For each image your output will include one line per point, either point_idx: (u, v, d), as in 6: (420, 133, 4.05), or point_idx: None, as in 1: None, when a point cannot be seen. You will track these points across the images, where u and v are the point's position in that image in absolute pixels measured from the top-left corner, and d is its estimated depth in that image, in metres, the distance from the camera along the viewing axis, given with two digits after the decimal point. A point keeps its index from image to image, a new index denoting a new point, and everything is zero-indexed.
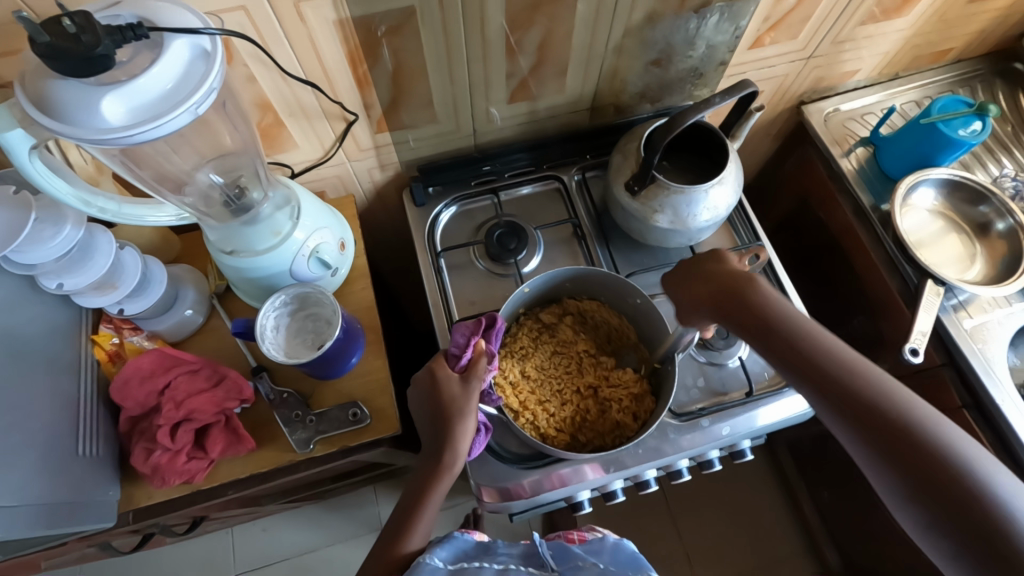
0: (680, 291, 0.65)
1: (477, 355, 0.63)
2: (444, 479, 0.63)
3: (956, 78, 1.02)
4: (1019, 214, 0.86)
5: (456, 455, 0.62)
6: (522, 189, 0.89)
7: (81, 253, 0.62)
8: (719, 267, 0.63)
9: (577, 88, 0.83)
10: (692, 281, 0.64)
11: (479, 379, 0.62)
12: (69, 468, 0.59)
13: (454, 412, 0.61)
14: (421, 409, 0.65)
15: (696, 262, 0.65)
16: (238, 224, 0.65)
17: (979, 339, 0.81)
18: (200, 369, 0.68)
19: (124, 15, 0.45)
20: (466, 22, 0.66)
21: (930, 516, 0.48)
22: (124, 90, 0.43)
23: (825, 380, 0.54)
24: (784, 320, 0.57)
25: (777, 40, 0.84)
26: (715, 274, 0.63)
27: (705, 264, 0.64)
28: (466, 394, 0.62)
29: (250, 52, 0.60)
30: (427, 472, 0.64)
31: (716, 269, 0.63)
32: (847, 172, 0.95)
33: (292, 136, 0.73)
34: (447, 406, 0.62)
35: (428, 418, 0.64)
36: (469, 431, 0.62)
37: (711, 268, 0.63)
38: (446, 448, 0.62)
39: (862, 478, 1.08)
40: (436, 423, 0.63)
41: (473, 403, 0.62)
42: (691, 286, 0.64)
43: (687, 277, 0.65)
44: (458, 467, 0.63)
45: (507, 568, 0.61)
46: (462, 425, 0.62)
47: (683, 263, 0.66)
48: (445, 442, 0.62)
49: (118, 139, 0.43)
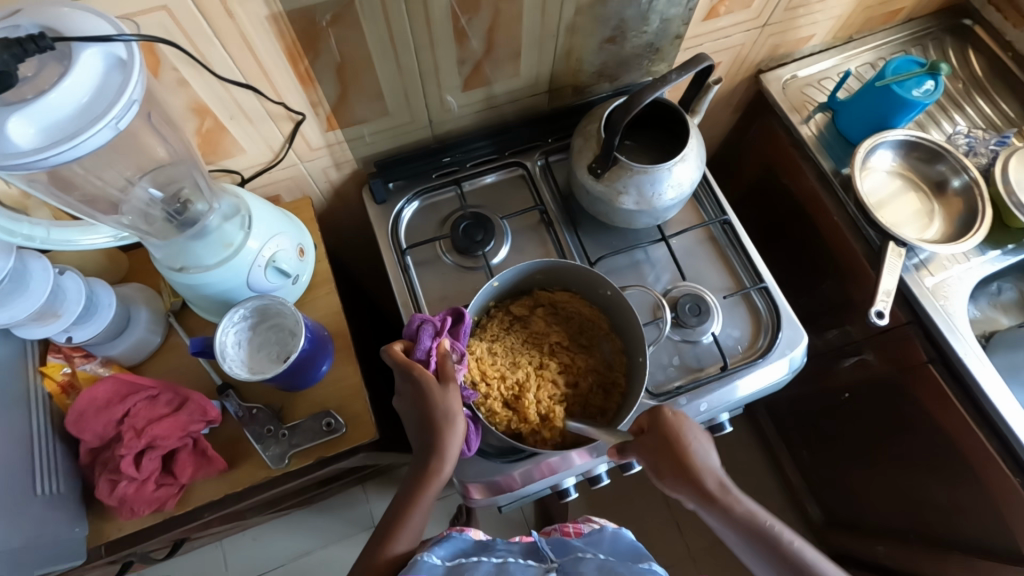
0: (648, 450, 0.60)
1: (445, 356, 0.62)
2: (431, 487, 0.61)
3: (908, 38, 1.02)
4: (973, 170, 0.87)
5: (444, 461, 0.61)
6: (485, 178, 0.87)
7: (15, 283, 0.58)
8: (694, 435, 0.61)
9: (532, 70, 0.80)
10: (666, 447, 0.59)
11: (453, 379, 0.61)
12: (28, 509, 0.56)
13: (442, 419, 0.60)
14: (407, 415, 0.63)
15: (671, 424, 0.60)
16: (183, 239, 0.62)
17: (941, 296, 0.83)
18: (159, 394, 0.65)
19: (24, 25, 0.41)
20: (409, 8, 0.63)
21: None
22: (31, 109, 0.40)
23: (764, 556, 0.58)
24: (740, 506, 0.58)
25: (731, 10, 0.83)
26: (692, 445, 0.60)
27: (679, 430, 0.60)
28: (444, 396, 0.60)
29: (178, 56, 0.56)
30: (414, 479, 0.62)
31: (692, 439, 0.60)
32: (807, 138, 0.95)
33: (236, 141, 0.69)
34: (431, 413, 0.60)
35: (417, 425, 0.62)
36: (458, 436, 0.61)
37: (685, 438, 0.60)
38: (434, 454, 0.61)
39: (839, 435, 1.11)
40: (423, 429, 0.62)
41: (457, 403, 0.60)
42: (669, 454, 0.59)
43: (662, 440, 0.60)
44: (449, 472, 0.62)
45: (506, 561, 0.61)
46: (452, 430, 0.60)
47: (657, 416, 0.61)
48: (434, 448, 0.61)
49: (31, 164, 0.40)
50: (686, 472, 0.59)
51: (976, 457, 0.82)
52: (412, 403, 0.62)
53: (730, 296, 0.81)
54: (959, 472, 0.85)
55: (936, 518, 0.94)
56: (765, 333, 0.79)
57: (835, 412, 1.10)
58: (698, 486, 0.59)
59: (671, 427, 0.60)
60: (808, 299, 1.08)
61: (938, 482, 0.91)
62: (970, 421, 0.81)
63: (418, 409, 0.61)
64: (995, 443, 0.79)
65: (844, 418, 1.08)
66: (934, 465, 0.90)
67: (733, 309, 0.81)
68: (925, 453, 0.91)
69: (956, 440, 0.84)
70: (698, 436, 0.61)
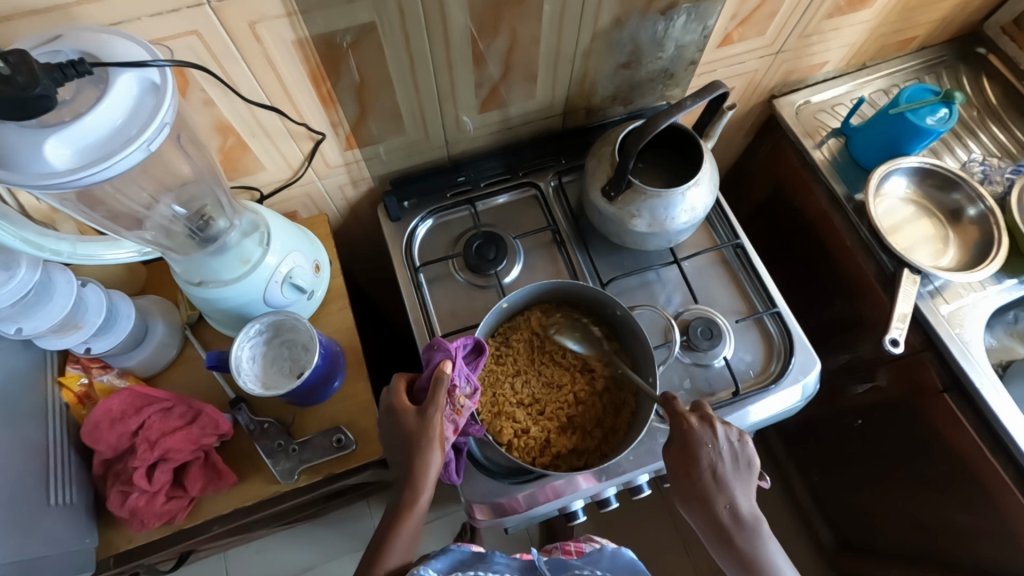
0: (667, 453, 0.61)
1: (437, 381, 0.60)
2: (407, 523, 0.60)
3: (921, 65, 1.03)
4: (989, 199, 0.87)
5: (420, 493, 0.60)
6: (498, 198, 0.88)
7: (39, 295, 0.59)
8: (712, 456, 0.59)
9: (548, 93, 0.82)
10: (679, 455, 0.60)
11: (436, 408, 0.59)
12: (40, 519, 0.57)
13: (420, 444, 0.59)
14: (386, 445, 0.63)
15: (692, 444, 0.59)
16: (204, 255, 0.63)
17: (956, 324, 0.82)
18: (173, 406, 0.66)
19: (64, 50, 0.43)
20: (429, 32, 0.64)
21: None
22: (69, 131, 0.41)
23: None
24: (714, 517, 0.59)
25: (745, 36, 0.84)
26: (707, 468, 0.59)
27: (699, 447, 0.59)
28: (424, 424, 0.59)
29: (205, 78, 0.58)
30: (392, 515, 0.61)
31: (712, 457, 0.59)
32: (820, 163, 0.95)
33: (257, 159, 0.71)
34: (414, 440, 0.59)
35: (397, 454, 0.61)
36: (434, 469, 0.60)
37: (702, 458, 0.59)
38: (409, 487, 0.60)
39: (853, 463, 1.09)
40: (403, 460, 0.60)
41: (435, 432, 0.59)
42: (683, 469, 0.60)
43: (676, 450, 0.60)
44: (425, 505, 0.61)
45: None
46: (430, 456, 0.59)
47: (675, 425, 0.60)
48: (412, 481, 0.60)
49: (65, 184, 0.42)
50: (700, 496, 0.59)
51: (994, 488, 0.80)
52: (390, 428, 0.62)
53: (742, 320, 0.81)
54: (975, 502, 0.84)
55: (953, 549, 0.92)
56: (777, 358, 0.79)
57: (849, 438, 1.08)
58: (710, 513, 0.59)
59: (682, 433, 0.60)
60: (821, 323, 1.08)
61: (955, 513, 0.88)
62: (986, 451, 0.79)
63: (399, 435, 0.61)
64: (1013, 474, 0.77)
65: (858, 445, 1.06)
66: (951, 496, 0.88)
67: (744, 333, 0.81)
68: (940, 482, 0.89)
69: (972, 469, 0.82)
70: (721, 455, 0.59)
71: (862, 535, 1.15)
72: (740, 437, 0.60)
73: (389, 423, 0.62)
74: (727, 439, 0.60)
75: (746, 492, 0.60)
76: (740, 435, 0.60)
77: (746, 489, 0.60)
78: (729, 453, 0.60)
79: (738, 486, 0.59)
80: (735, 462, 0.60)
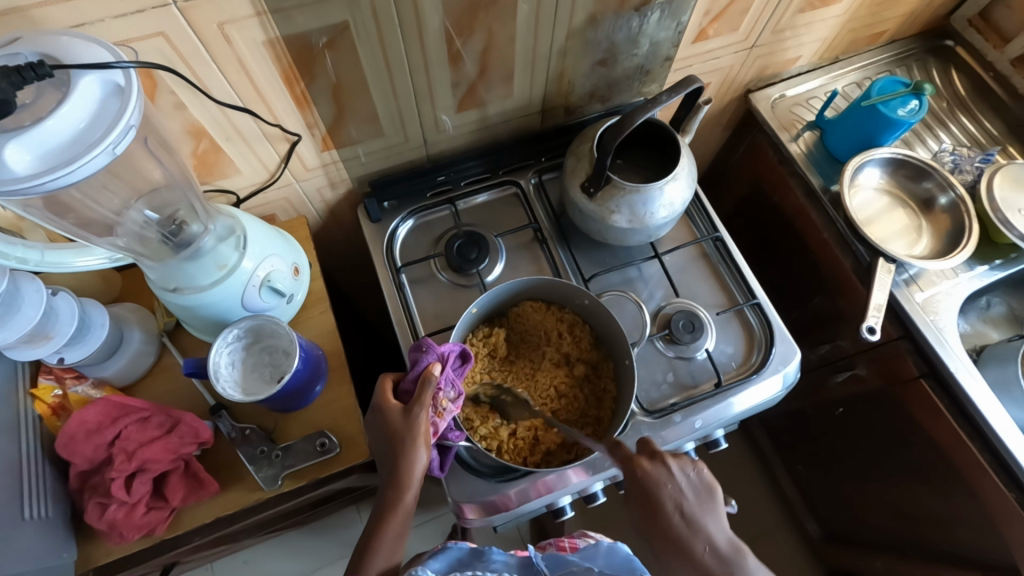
0: (630, 500, 0.61)
1: (422, 382, 0.60)
2: (391, 524, 0.59)
3: (892, 58, 1.05)
4: (959, 188, 0.89)
5: (405, 491, 0.60)
6: (478, 197, 0.88)
7: (6, 306, 0.58)
8: (673, 495, 0.59)
9: (525, 92, 0.82)
10: (642, 496, 0.59)
11: (422, 407, 0.59)
12: (14, 535, 0.55)
13: (405, 441, 0.59)
14: (375, 443, 0.63)
15: (651, 484, 0.59)
16: (178, 260, 0.62)
17: (931, 311, 0.84)
18: (151, 416, 0.65)
19: (23, 53, 0.42)
20: (403, 32, 0.64)
21: None
22: (28, 136, 0.40)
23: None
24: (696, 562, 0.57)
25: (719, 32, 0.85)
26: (672, 506, 0.59)
27: (658, 489, 0.59)
28: (410, 421, 0.60)
29: (175, 81, 0.57)
30: (376, 516, 0.60)
31: (675, 494, 0.59)
32: (796, 156, 0.97)
33: (231, 162, 0.70)
34: (399, 436, 0.60)
35: (384, 452, 0.61)
36: (419, 468, 0.60)
37: (664, 498, 0.59)
38: (394, 486, 0.60)
39: (836, 452, 1.11)
40: (388, 459, 0.60)
41: (421, 430, 0.59)
42: (651, 514, 0.59)
43: (637, 493, 0.59)
44: (411, 503, 0.60)
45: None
46: (415, 453, 0.59)
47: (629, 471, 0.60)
48: (398, 479, 0.60)
49: (26, 189, 0.41)
50: (675, 543, 0.58)
51: (971, 471, 0.82)
52: (378, 428, 0.62)
53: (722, 312, 0.81)
54: (953, 486, 0.85)
55: (934, 533, 0.94)
56: (758, 349, 0.80)
57: (831, 427, 1.10)
58: (693, 562, 0.57)
59: (637, 475, 0.59)
60: (801, 315, 1.09)
61: (935, 497, 0.90)
62: (963, 435, 0.81)
63: (385, 431, 0.61)
64: (989, 457, 0.79)
65: (840, 433, 1.08)
66: (931, 481, 0.90)
67: (726, 326, 0.82)
68: (920, 467, 0.91)
69: (950, 453, 0.84)
70: (682, 490, 0.59)
71: (847, 522, 1.16)
72: (695, 470, 0.61)
73: (376, 421, 0.63)
74: (683, 471, 0.60)
75: (718, 523, 0.59)
76: (695, 465, 0.61)
77: (716, 518, 0.59)
78: (689, 483, 0.60)
79: (708, 518, 0.59)
80: (699, 492, 0.60)
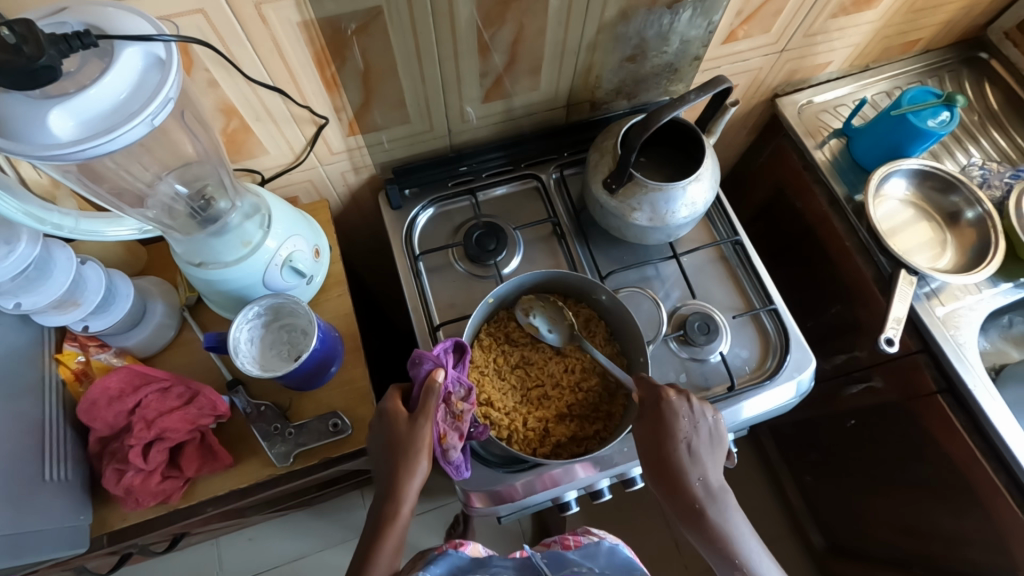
0: (640, 428, 0.63)
1: (428, 394, 0.60)
2: (393, 527, 0.60)
3: (925, 68, 1.03)
4: (987, 203, 0.87)
5: (401, 503, 0.60)
6: (498, 189, 0.88)
7: (39, 272, 0.59)
8: (686, 429, 0.61)
9: (552, 85, 0.82)
10: (654, 426, 0.61)
11: (425, 418, 0.60)
12: (35, 495, 0.57)
13: (406, 452, 0.60)
14: (374, 449, 0.63)
15: (670, 416, 0.61)
16: (204, 235, 0.63)
17: (951, 326, 0.83)
18: (170, 387, 0.66)
19: (70, 22, 0.43)
20: (435, 20, 0.64)
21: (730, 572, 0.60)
22: (72, 103, 0.41)
23: (720, 555, 0.60)
24: (685, 490, 0.60)
25: (750, 34, 0.84)
26: (682, 439, 0.61)
27: (675, 421, 0.61)
28: (412, 432, 0.60)
29: (211, 58, 0.58)
30: (374, 526, 0.60)
31: (687, 431, 0.61)
32: (820, 162, 0.96)
33: (259, 142, 0.71)
34: (401, 447, 0.60)
35: (385, 460, 0.61)
36: (418, 477, 0.60)
37: (677, 431, 0.61)
38: (391, 498, 0.60)
39: (846, 463, 1.10)
40: (388, 469, 0.61)
41: (425, 441, 0.60)
42: (658, 444, 0.61)
43: (651, 421, 0.62)
44: (407, 516, 0.61)
45: None
46: (415, 465, 0.60)
47: (649, 401, 0.62)
48: (395, 490, 0.60)
49: (67, 155, 0.42)
50: (674, 471, 0.60)
51: (983, 489, 0.81)
52: (382, 433, 0.62)
53: (739, 316, 0.81)
54: (964, 503, 0.85)
55: (941, 549, 0.93)
56: (773, 354, 0.79)
57: (842, 438, 1.09)
58: (683, 488, 0.60)
59: (659, 406, 0.62)
60: (817, 324, 1.08)
61: (945, 514, 0.89)
62: (977, 452, 0.80)
63: (387, 439, 0.61)
64: (1002, 475, 0.78)
65: (850, 445, 1.07)
66: (942, 498, 0.89)
67: (741, 330, 0.81)
68: (932, 483, 0.90)
69: (964, 470, 0.83)
70: (695, 429, 0.61)
71: (852, 535, 1.15)
72: (713, 417, 0.63)
73: (379, 427, 0.62)
74: (702, 417, 0.62)
75: (715, 465, 0.62)
76: (713, 414, 0.63)
77: (715, 462, 0.62)
78: (704, 428, 0.62)
79: (708, 458, 0.61)
80: (710, 436, 0.62)
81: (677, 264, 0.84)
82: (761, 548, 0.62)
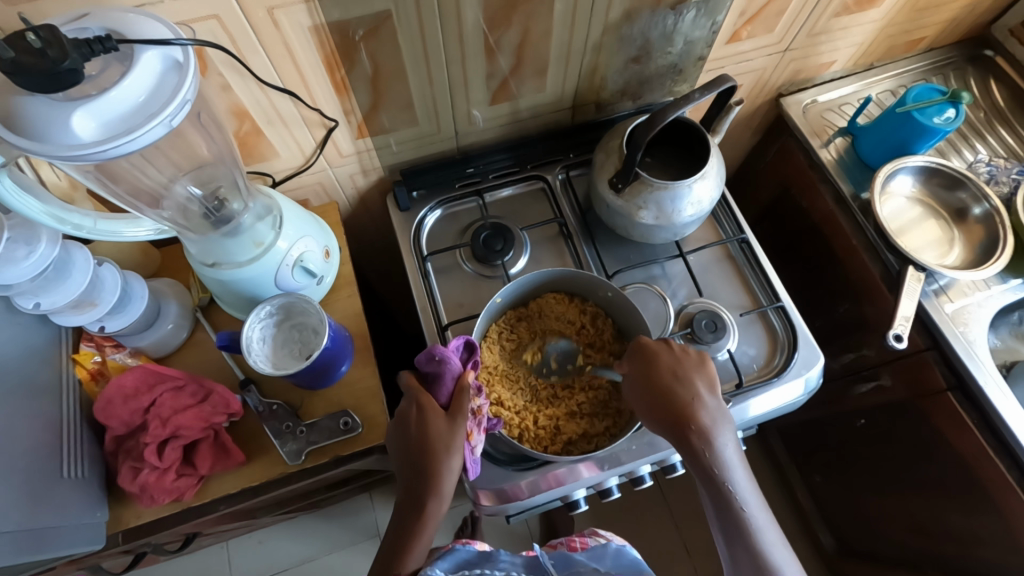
0: (629, 377, 0.65)
1: (462, 391, 0.62)
2: (426, 528, 0.62)
3: (929, 66, 1.04)
4: (994, 199, 0.87)
5: (441, 499, 0.61)
6: (505, 190, 0.89)
7: (58, 272, 0.61)
8: (672, 365, 0.64)
9: (557, 86, 0.82)
10: (642, 368, 0.64)
11: (464, 416, 0.61)
12: (53, 492, 0.58)
13: (442, 449, 0.60)
14: (400, 446, 0.63)
15: (652, 356, 0.64)
16: (218, 236, 0.64)
17: (960, 322, 0.82)
18: (184, 385, 0.67)
19: (91, 27, 0.44)
20: (443, 24, 0.65)
21: (727, 507, 0.61)
22: (94, 105, 0.42)
23: (721, 494, 0.61)
24: (681, 422, 0.62)
25: (753, 34, 0.85)
26: (670, 373, 0.63)
27: (658, 358, 0.64)
28: (445, 432, 0.61)
29: (224, 61, 0.59)
30: (406, 524, 0.62)
31: (674, 367, 0.64)
32: (827, 162, 0.96)
33: (271, 145, 0.72)
34: (432, 446, 0.60)
35: (409, 458, 0.61)
36: (454, 471, 0.61)
37: (663, 368, 0.64)
38: (430, 496, 0.61)
39: (855, 463, 1.09)
40: (419, 465, 0.61)
41: (461, 438, 0.61)
42: (647, 381, 0.63)
43: (636, 367, 0.65)
44: (443, 510, 0.63)
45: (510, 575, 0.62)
46: (450, 461, 0.60)
47: (636, 348, 0.66)
48: (427, 489, 0.61)
49: (90, 155, 0.43)
50: (668, 402, 0.62)
51: (996, 487, 0.80)
52: (406, 428, 0.62)
53: (746, 314, 0.81)
54: (976, 500, 0.84)
55: (953, 548, 0.93)
56: (781, 352, 0.79)
57: (852, 438, 1.08)
58: (680, 418, 0.62)
59: (645, 350, 0.65)
60: (825, 322, 1.08)
61: (956, 512, 0.89)
62: (988, 449, 0.80)
63: (416, 439, 0.61)
64: (1014, 472, 0.78)
65: (859, 444, 1.06)
66: (954, 496, 0.88)
67: (749, 327, 0.81)
68: (944, 482, 0.89)
69: (975, 468, 0.82)
70: (681, 363, 0.64)
71: (864, 536, 1.14)
72: (699, 359, 0.66)
73: (403, 425, 0.62)
74: (684, 355, 0.65)
75: (711, 397, 0.64)
76: (699, 355, 0.66)
77: (708, 393, 0.64)
78: (691, 362, 0.65)
79: (703, 390, 0.64)
80: (699, 370, 0.64)
81: (683, 261, 0.84)
82: (754, 492, 0.63)
